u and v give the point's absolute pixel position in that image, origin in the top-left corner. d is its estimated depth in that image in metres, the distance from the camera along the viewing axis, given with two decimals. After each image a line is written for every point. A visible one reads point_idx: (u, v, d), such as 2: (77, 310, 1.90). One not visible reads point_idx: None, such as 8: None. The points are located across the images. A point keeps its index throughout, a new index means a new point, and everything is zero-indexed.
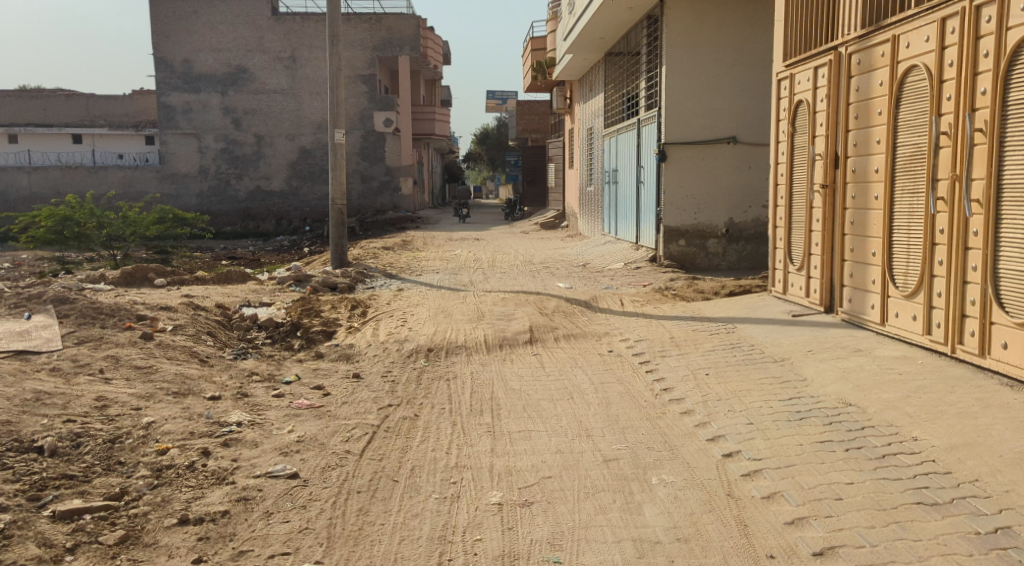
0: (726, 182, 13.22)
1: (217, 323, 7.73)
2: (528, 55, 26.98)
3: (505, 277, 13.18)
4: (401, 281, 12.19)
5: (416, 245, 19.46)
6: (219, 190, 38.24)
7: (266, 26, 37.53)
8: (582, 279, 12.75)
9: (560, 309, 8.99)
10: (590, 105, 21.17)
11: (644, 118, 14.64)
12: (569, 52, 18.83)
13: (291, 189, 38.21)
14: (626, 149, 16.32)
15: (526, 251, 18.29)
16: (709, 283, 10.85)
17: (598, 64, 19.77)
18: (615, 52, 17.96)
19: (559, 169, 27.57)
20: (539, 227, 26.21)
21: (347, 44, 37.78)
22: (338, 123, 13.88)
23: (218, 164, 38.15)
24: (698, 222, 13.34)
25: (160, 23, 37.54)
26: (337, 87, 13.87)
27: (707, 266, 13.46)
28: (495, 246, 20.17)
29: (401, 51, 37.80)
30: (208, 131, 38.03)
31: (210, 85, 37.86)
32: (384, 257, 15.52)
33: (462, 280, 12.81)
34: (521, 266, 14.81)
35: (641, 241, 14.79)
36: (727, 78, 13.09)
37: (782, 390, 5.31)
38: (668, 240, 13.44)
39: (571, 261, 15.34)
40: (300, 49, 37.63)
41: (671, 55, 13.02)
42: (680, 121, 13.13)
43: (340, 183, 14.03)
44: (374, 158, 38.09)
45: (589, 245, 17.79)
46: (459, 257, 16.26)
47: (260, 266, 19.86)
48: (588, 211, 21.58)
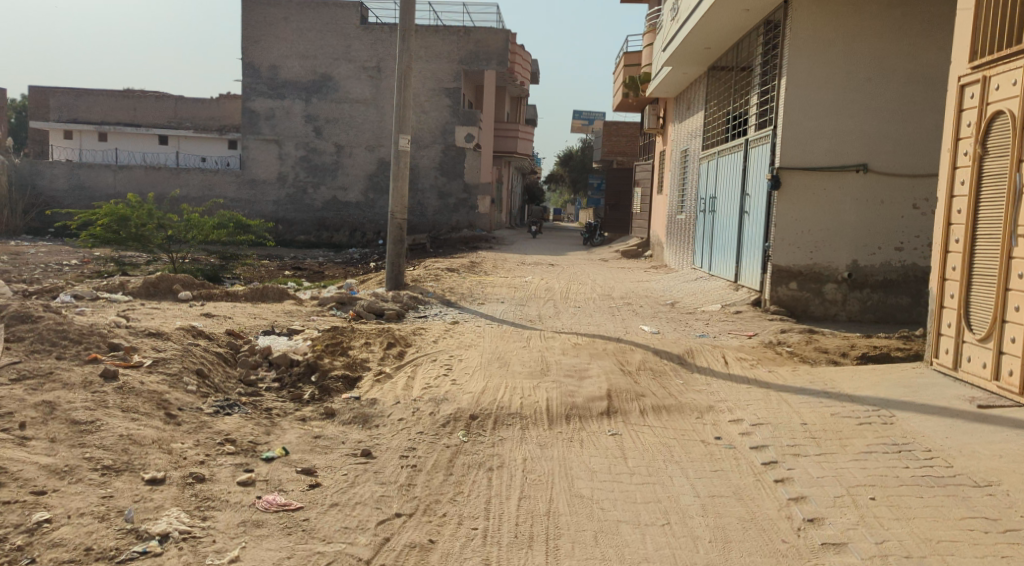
0: (851, 218, 11.09)
1: (215, 359, 6.18)
2: (620, 70, 25.26)
3: (580, 313, 11.41)
4: (460, 311, 10.57)
5: (484, 268, 17.89)
6: (296, 198, 37.82)
7: (354, 35, 37.03)
8: (672, 322, 10.86)
9: (647, 363, 7.18)
10: (687, 126, 19.20)
11: (754, 138, 12.65)
12: (667, 65, 16.97)
13: (367, 202, 37.51)
14: (728, 174, 14.33)
15: (606, 282, 16.45)
16: (834, 340, 8.81)
17: (699, 80, 17.83)
18: (720, 66, 15.97)
19: (645, 194, 25.63)
20: (621, 256, 24.33)
21: (434, 56, 36.88)
22: (404, 128, 12.42)
23: (297, 172, 37.75)
24: (814, 264, 11.26)
25: (250, 29, 37.51)
26: (405, 87, 12.39)
27: (823, 316, 11.33)
28: (571, 273, 18.40)
29: (488, 65, 36.73)
30: (289, 138, 37.69)
31: (295, 92, 37.58)
32: (445, 279, 13.99)
33: (529, 313, 11.11)
34: (599, 300, 13.00)
35: (742, 280, 12.78)
36: (860, 94, 11.00)
37: (1012, 551, 3.37)
38: (776, 282, 11.42)
39: (656, 298, 13.44)
40: (386, 59, 36.95)
41: (793, 65, 11.11)
42: (799, 144, 11.17)
43: (402, 194, 12.56)
44: (453, 174, 37.00)
45: (678, 280, 15.80)
46: (529, 285, 14.57)
47: (317, 280, 18.68)
48: (676, 242, 19.60)
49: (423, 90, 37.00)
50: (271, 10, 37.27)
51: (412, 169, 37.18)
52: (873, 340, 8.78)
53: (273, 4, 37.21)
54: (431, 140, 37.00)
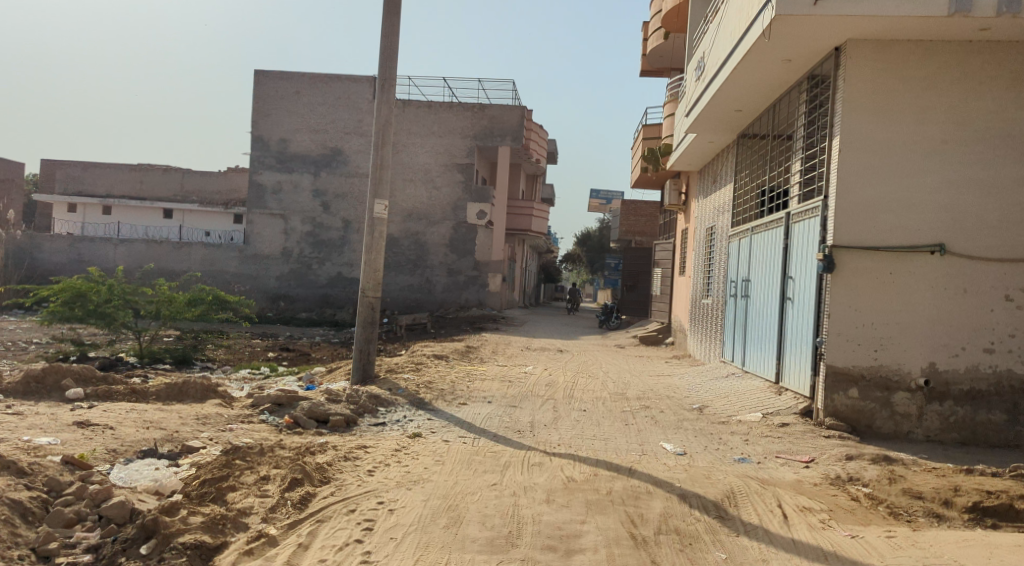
0: (926, 308, 9.04)
1: (3, 513, 4.00)
2: (639, 143, 23.67)
3: (586, 419, 9.20)
4: (432, 417, 8.44)
5: (482, 356, 15.76)
6: (300, 274, 36.20)
7: (366, 109, 36.07)
8: (703, 438, 8.58)
9: (672, 519, 4.92)
10: (712, 201, 17.31)
11: (797, 212, 10.64)
12: (692, 131, 15.13)
13: None
14: (764, 255, 12.23)
15: (621, 374, 14.22)
16: (922, 477, 6.54)
17: (726, 149, 16.01)
18: (751, 132, 14.15)
19: (664, 275, 23.59)
20: (639, 342, 22.14)
21: (446, 131, 35.73)
22: (381, 192, 10.53)
23: (302, 248, 36.24)
24: (880, 366, 9.14)
25: (261, 102, 36.64)
26: (383, 145, 10.54)
27: (891, 434, 9.14)
28: (581, 363, 16.19)
29: (503, 141, 35.53)
30: (296, 212, 36.34)
31: (303, 166, 36.42)
32: (427, 370, 11.84)
33: (521, 419, 8.92)
34: (612, 401, 10.77)
35: (784, 381, 10.58)
36: (933, 159, 9.02)
37: None
38: (831, 387, 9.25)
39: (680, 399, 11.19)
40: (398, 133, 35.88)
41: (850, 122, 9.12)
42: (858, 218, 9.17)
43: (376, 269, 10.54)
44: (464, 251, 35.29)
45: (703, 375, 13.58)
46: (528, 379, 12.38)
47: (294, 366, 16.60)
48: (701, 330, 17.46)
49: (435, 166, 35.71)
50: (283, 84, 36.46)
51: (422, 245, 35.57)
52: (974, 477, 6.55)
53: (285, 77, 36.43)
54: (441, 216, 35.50)
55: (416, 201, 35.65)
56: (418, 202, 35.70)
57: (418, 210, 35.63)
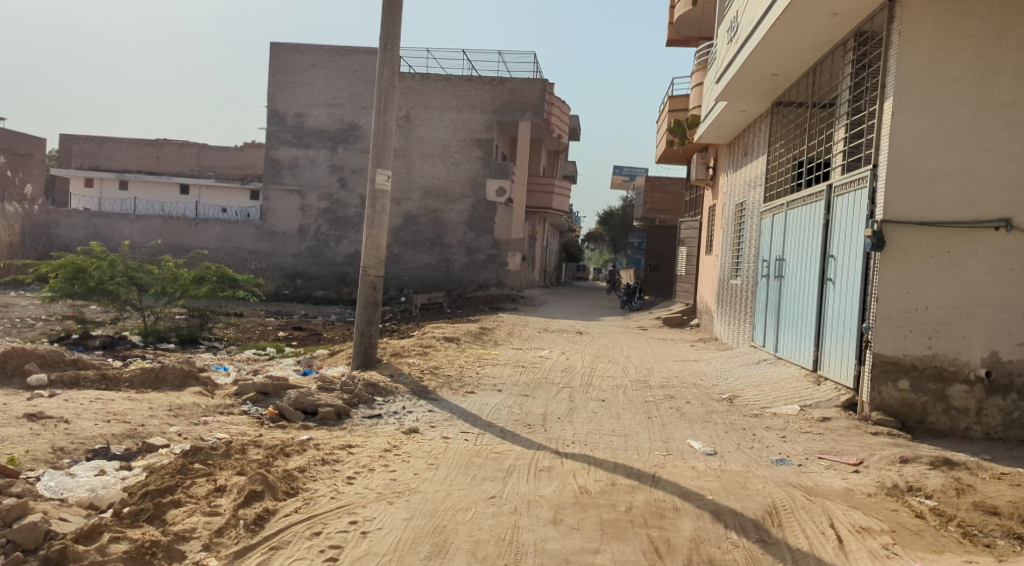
0: (988, 292, 8.08)
1: None
2: (665, 116, 22.59)
3: (604, 412, 8.35)
4: (434, 408, 7.63)
5: (497, 339, 14.94)
6: (317, 251, 35.59)
7: None
8: (735, 435, 7.70)
9: (707, 546, 4.10)
10: (742, 174, 16.29)
11: (840, 185, 9.68)
12: (722, 99, 14.12)
13: (391, 256, 35.06)
14: (801, 233, 11.27)
15: (644, 359, 13.34)
16: (994, 487, 5.64)
17: (758, 119, 14.98)
18: (788, 99, 13.13)
19: (690, 255, 22.58)
20: (663, 324, 21.21)
21: (465, 106, 34.76)
22: (384, 161, 9.66)
23: (319, 225, 35.59)
24: (934, 356, 8.21)
25: (277, 75, 35.84)
26: (385, 110, 9.67)
27: (947, 431, 8.22)
28: (601, 346, 15.32)
29: (524, 115, 34.52)
30: (312, 188, 35.66)
31: (320, 141, 35.67)
32: (436, 354, 11.03)
33: (533, 410, 8.10)
34: (634, 390, 9.90)
35: (822, 370, 9.67)
36: (1000, 124, 8.03)
37: None
38: (879, 378, 8.33)
39: (709, 388, 10.29)
40: (416, 107, 34.98)
41: (903, 80, 8.11)
42: (911, 189, 8.19)
43: (379, 245, 9.72)
44: (483, 229, 34.44)
45: (732, 361, 12.67)
46: (544, 364, 11.55)
47: (301, 347, 15.90)
48: (729, 313, 16.51)
49: (454, 141, 34.78)
50: (299, 57, 35.61)
51: (440, 223, 34.76)
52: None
53: (302, 50, 35.61)
54: (460, 193, 34.62)
55: (435, 177, 34.80)
56: (437, 178, 34.84)
57: (436, 187, 34.77)
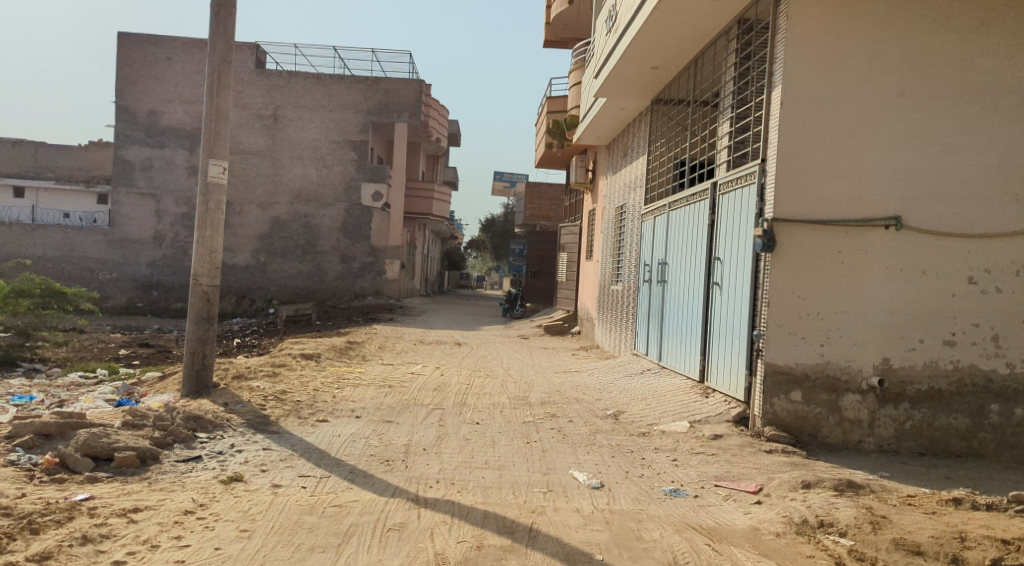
0: (880, 294, 7.64)
1: None
2: (543, 117, 21.93)
3: (478, 438, 7.32)
4: (271, 444, 6.29)
5: (366, 353, 13.64)
6: (175, 260, 32.84)
7: (248, 80, 32.96)
8: (623, 460, 6.85)
9: None
10: (622, 176, 15.78)
11: (725, 183, 9.13)
12: (601, 95, 13.51)
13: (258, 265, 32.81)
14: (684, 235, 10.70)
15: (524, 372, 12.44)
16: (911, 518, 4.99)
17: (637, 119, 14.50)
18: (668, 97, 12.67)
19: (571, 261, 22.01)
20: (544, 332, 20.51)
21: (337, 106, 33.03)
22: (222, 152, 8.28)
23: (177, 232, 32.86)
24: (827, 364, 7.68)
25: (127, 69, 32.85)
26: (219, 90, 8.24)
27: (840, 444, 7.67)
28: (479, 358, 14.33)
29: (399, 117, 33.19)
30: (169, 192, 32.89)
31: (177, 140, 32.96)
32: (288, 374, 9.66)
33: (395, 440, 6.93)
34: (512, 409, 8.93)
35: (709, 381, 9.06)
36: (887, 117, 7.66)
37: None
38: (771, 390, 7.72)
39: (592, 404, 9.47)
40: (283, 107, 32.92)
41: (791, 70, 7.64)
42: (801, 186, 7.69)
43: (213, 249, 8.26)
44: (357, 235, 32.79)
45: (614, 371, 11.97)
46: (414, 382, 10.39)
47: (141, 368, 14.01)
48: (611, 320, 15.93)
49: (325, 142, 32.97)
50: (152, 49, 32.77)
51: (312, 229, 32.86)
52: (967, 514, 5.14)
53: (155, 42, 32.80)
54: (333, 198, 32.83)
55: (304, 180, 32.86)
56: (307, 182, 32.90)
57: (307, 191, 32.83)
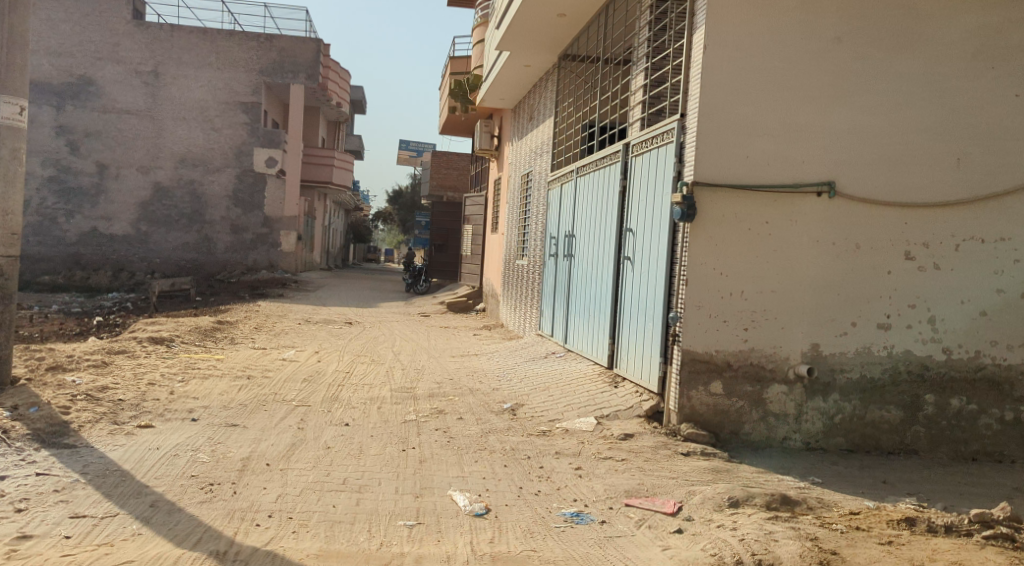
0: (811, 270, 6.70)
1: None
2: (446, 78, 20.41)
3: (344, 447, 5.96)
4: (52, 467, 4.73)
5: (237, 336, 11.97)
6: (41, 229, 29.68)
7: (124, 32, 29.89)
8: (519, 471, 5.65)
9: None
10: (528, 141, 14.56)
11: (639, 143, 8.02)
12: (504, 48, 12.18)
13: (138, 235, 30.05)
14: (593, 203, 9.58)
15: (416, 355, 11.11)
16: (866, 553, 4.02)
17: (544, 78, 13.26)
18: (577, 51, 11.47)
19: (475, 234, 20.71)
20: (447, 310, 19.20)
21: (227, 64, 30.44)
22: (23, 90, 6.61)
23: (43, 197, 29.67)
24: (750, 351, 6.71)
25: None
26: (12, 8, 6.52)
27: (764, 442, 6.75)
28: (369, 340, 12.89)
29: (295, 78, 30.89)
30: (33, 153, 29.60)
31: (42, 96, 29.62)
32: (123, 365, 7.99)
33: (232, 453, 5.49)
34: (395, 405, 7.59)
35: (619, 368, 8.02)
36: (822, 68, 6.68)
37: None
38: (689, 382, 6.68)
39: (487, 394, 8.26)
40: (165, 63, 30.06)
41: (716, 9, 6.56)
42: (724, 146, 6.65)
43: (7, 211, 6.55)
44: (249, 204, 30.47)
45: (516, 353, 10.83)
46: (281, 370, 8.90)
47: None
48: (516, 297, 14.81)
49: (213, 103, 30.35)
50: None
51: (198, 197, 30.30)
52: (928, 544, 4.21)
53: None
54: (222, 163, 30.33)
55: (190, 144, 30.21)
56: (193, 146, 30.25)
57: (192, 155, 30.18)
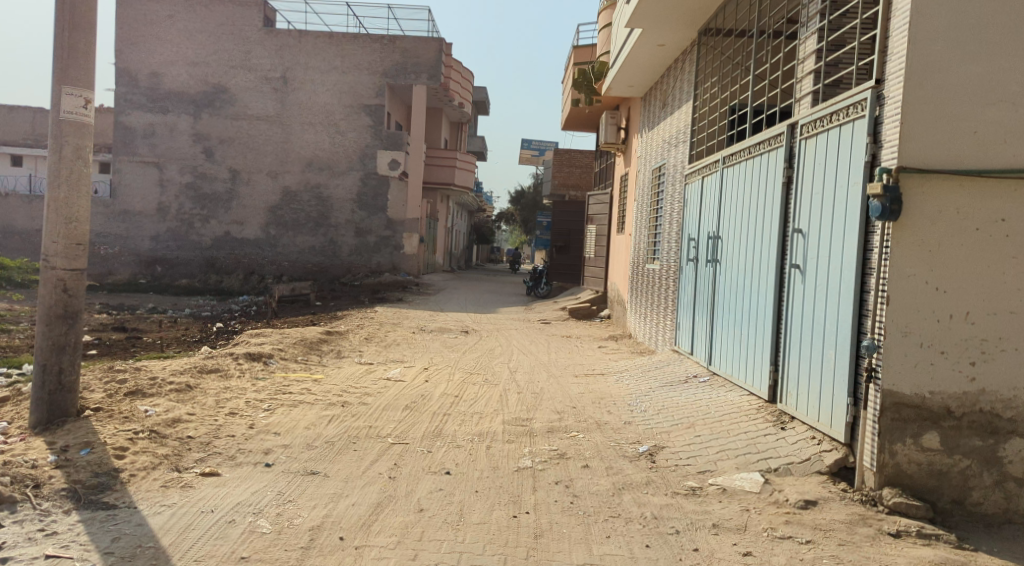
0: None
1: None
2: (569, 68, 19.07)
3: (443, 509, 4.74)
4: (71, 545, 3.74)
5: (344, 348, 11.13)
6: (180, 234, 30.74)
7: (255, 39, 30.44)
8: (666, 559, 4.23)
9: None
10: (661, 131, 12.98)
11: (809, 120, 6.36)
12: (635, 26, 10.66)
13: (267, 239, 30.56)
14: (744, 200, 7.99)
15: (536, 374, 9.84)
16: None
17: (681, 59, 11.64)
18: (723, 23, 9.79)
19: (600, 235, 19.25)
20: (570, 317, 17.89)
21: (351, 67, 30.42)
22: (91, 80, 5.83)
23: (181, 203, 30.70)
24: (980, 395, 4.96)
25: (126, 27, 30.56)
26: None
27: (999, 516, 4.98)
28: (486, 354, 11.75)
29: (418, 79, 30.45)
30: (172, 160, 30.68)
31: (181, 105, 30.67)
32: (210, 389, 7.15)
33: (301, 520, 4.36)
34: (513, 445, 6.34)
35: (785, 404, 6.40)
36: None
37: None
38: (893, 434, 4.98)
39: (618, 432, 6.84)
40: (293, 68, 30.41)
41: None
42: (942, 119, 4.92)
43: (72, 218, 5.76)
44: (373, 207, 30.31)
45: (648, 375, 9.32)
46: (385, 394, 7.85)
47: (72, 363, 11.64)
48: (646, 307, 13.30)
49: (338, 107, 30.41)
50: (153, 6, 30.41)
51: (324, 200, 30.45)
52: None
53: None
54: (347, 166, 30.34)
55: (316, 148, 30.41)
56: (319, 150, 30.44)
57: (319, 159, 30.38)
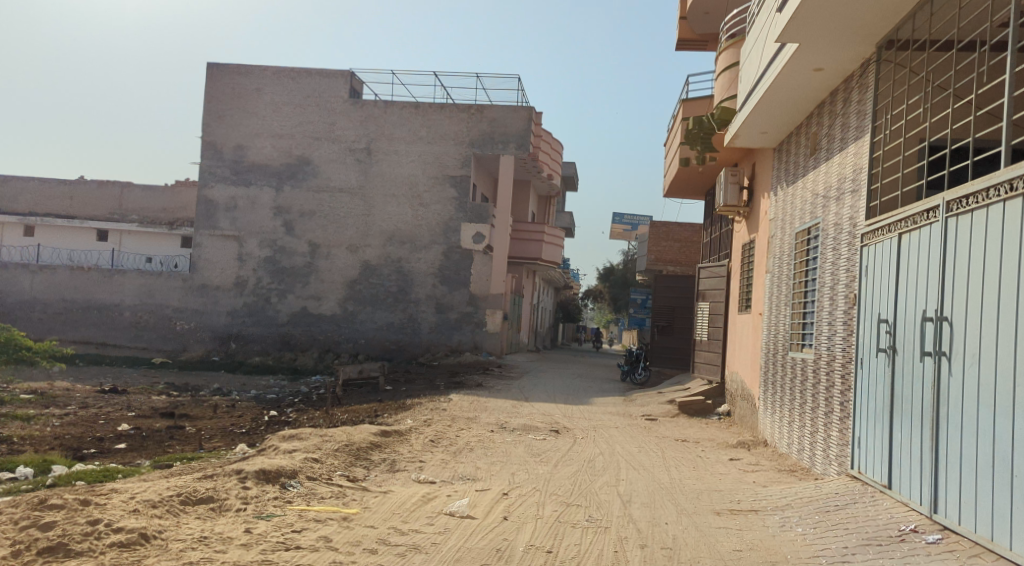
0: None
1: None
2: (677, 124, 16.67)
3: None
4: None
5: (402, 458, 8.56)
6: (256, 309, 29.32)
7: (341, 110, 29.46)
8: None
9: None
10: (808, 184, 10.21)
11: None
12: (790, 38, 8.06)
13: (345, 315, 28.80)
14: (999, 262, 5.11)
15: (662, 510, 6.95)
16: None
17: (845, 87, 8.91)
18: (921, 25, 7.08)
19: (716, 315, 16.25)
20: (680, 413, 14.83)
21: (437, 136, 28.95)
22: None
23: (259, 277, 29.43)
24: None
25: (215, 102, 30.28)
26: None
27: None
28: (588, 468, 8.92)
29: (505, 148, 28.65)
30: (253, 234, 29.63)
31: (263, 178, 29.82)
32: (179, 543, 4.67)
33: None
34: None
35: None
36: None
37: None
38: None
39: None
40: (378, 139, 29.20)
41: None
42: None
43: None
44: (455, 282, 28.23)
45: (827, 522, 6.33)
46: (442, 549, 5.17)
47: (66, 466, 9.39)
48: (791, 410, 10.31)
49: (422, 178, 28.87)
50: (242, 80, 30.07)
51: (404, 275, 28.59)
52: None
53: (245, 73, 30.09)
54: (429, 240, 28.55)
55: (398, 221, 28.79)
56: (402, 223, 28.81)
57: (401, 232, 28.72)
